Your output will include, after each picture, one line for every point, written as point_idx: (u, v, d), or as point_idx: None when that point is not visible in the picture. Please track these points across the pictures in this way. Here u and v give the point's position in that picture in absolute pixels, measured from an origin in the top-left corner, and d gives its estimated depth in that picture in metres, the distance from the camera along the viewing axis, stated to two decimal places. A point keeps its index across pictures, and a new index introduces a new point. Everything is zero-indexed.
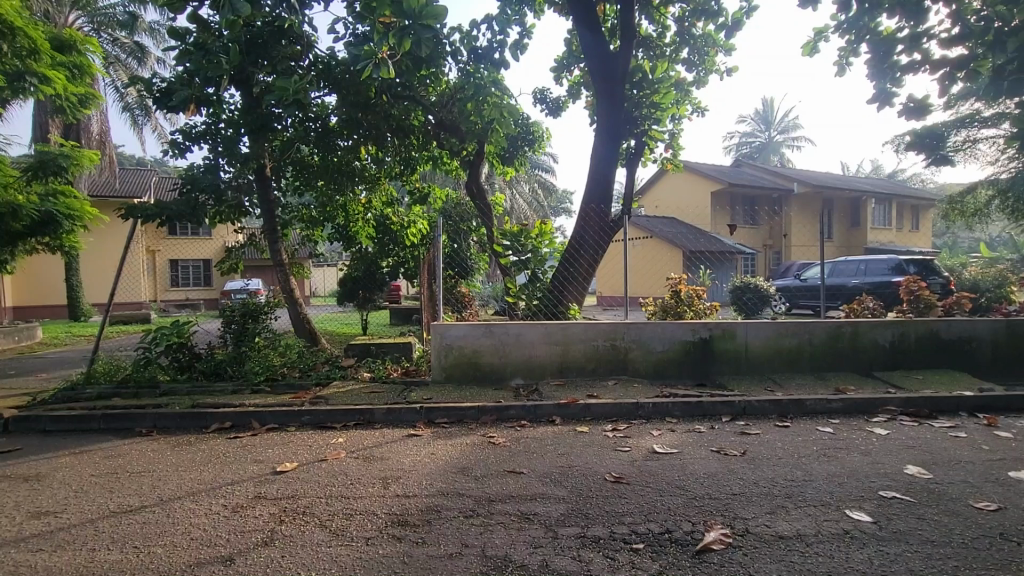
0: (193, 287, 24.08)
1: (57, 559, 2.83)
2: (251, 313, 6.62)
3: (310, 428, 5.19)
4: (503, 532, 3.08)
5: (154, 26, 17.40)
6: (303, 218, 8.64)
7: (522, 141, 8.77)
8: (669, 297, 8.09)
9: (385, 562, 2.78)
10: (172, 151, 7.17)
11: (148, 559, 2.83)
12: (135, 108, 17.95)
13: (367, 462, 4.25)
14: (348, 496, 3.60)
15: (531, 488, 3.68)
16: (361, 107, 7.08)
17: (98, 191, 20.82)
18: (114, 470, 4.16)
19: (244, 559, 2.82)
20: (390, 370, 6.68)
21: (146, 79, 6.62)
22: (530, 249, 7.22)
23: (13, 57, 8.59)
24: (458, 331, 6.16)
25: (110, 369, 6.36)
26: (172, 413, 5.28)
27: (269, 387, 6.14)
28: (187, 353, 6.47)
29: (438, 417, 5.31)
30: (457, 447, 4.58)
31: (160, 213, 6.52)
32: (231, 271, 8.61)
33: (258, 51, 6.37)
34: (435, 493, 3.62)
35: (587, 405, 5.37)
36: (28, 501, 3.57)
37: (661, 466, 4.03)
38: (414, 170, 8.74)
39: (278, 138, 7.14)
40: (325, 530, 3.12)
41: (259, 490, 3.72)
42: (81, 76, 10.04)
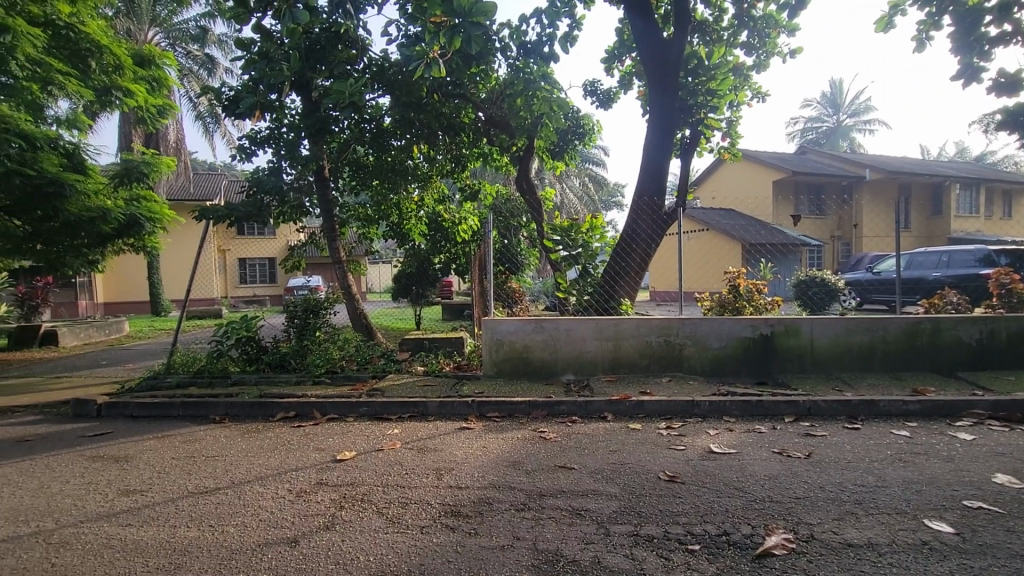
0: (261, 284, 25.51)
1: (144, 533, 3.08)
2: (313, 308, 6.95)
3: (367, 419, 5.38)
4: (555, 526, 3.07)
5: (222, 37, 18.46)
6: (359, 216, 9.00)
7: (573, 135, 8.63)
8: (726, 292, 7.80)
9: (439, 551, 2.84)
10: (239, 155, 7.61)
11: (222, 536, 3.03)
12: (206, 116, 19.17)
13: (421, 453, 4.35)
14: (404, 485, 3.71)
15: (584, 484, 3.66)
16: (413, 107, 7.22)
17: (176, 194, 22.43)
18: (191, 453, 4.48)
19: (308, 541, 2.96)
20: (443, 364, 6.82)
21: (215, 88, 7.03)
22: (581, 244, 7.15)
23: (101, 74, 9.42)
24: (510, 326, 6.19)
25: (187, 360, 6.85)
26: (242, 402, 5.62)
27: (329, 378, 6.42)
28: (254, 345, 6.86)
29: (490, 411, 5.38)
30: (509, 441, 4.62)
31: (229, 214, 6.93)
32: (293, 269, 9.01)
33: (317, 56, 6.63)
34: (487, 486, 3.67)
35: (640, 402, 5.27)
36: (119, 480, 3.91)
37: (719, 466, 3.90)
38: (465, 167, 8.74)
39: (335, 139, 7.39)
40: (383, 517, 3.23)
41: (321, 476, 3.90)
42: (160, 88, 10.76)
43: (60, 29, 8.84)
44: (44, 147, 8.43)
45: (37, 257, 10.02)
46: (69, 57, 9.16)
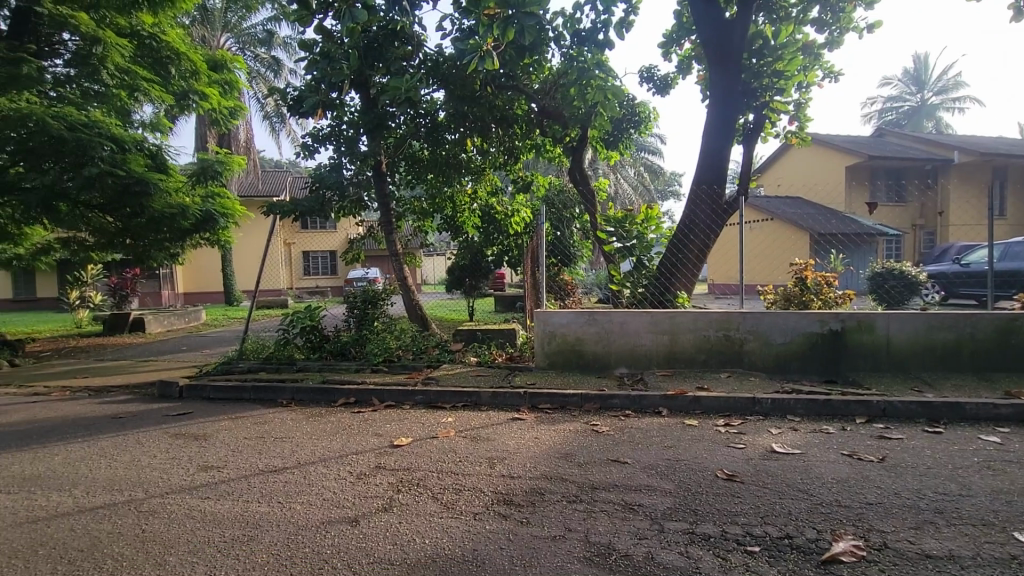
0: (323, 275, 26.69)
1: (221, 506, 3.33)
2: (371, 299, 7.23)
3: (422, 406, 5.54)
4: (607, 520, 3.05)
5: (287, 40, 19.34)
6: (415, 210, 9.15)
7: (628, 123, 8.43)
8: (792, 285, 7.42)
9: (492, 538, 2.89)
10: (303, 152, 7.97)
11: (289, 513, 3.22)
12: (272, 116, 20.18)
13: (474, 441, 4.43)
14: (457, 472, 3.79)
15: (637, 479, 3.60)
16: (467, 101, 7.26)
17: (246, 191, 23.84)
18: (262, 434, 4.78)
19: (368, 521, 3.10)
20: (495, 355, 6.91)
21: (281, 89, 7.37)
22: (636, 236, 7.00)
23: (180, 79, 10.12)
24: (562, 318, 6.17)
25: (257, 347, 7.29)
26: (306, 387, 5.92)
27: (386, 367, 6.65)
28: (317, 334, 7.20)
29: (541, 402, 5.40)
30: (561, 433, 4.62)
31: (294, 208, 7.32)
32: (353, 261, 9.36)
33: (374, 54, 6.83)
34: (539, 476, 3.69)
35: (697, 398, 5.13)
36: (198, 456, 4.23)
37: (782, 467, 3.74)
38: (518, 159, 8.76)
39: (393, 135, 7.59)
40: (437, 502, 3.33)
41: (380, 460, 4.05)
42: (231, 90, 11.45)
43: (145, 39, 9.65)
44: (131, 149, 8.93)
45: (127, 252, 11.07)
46: (152, 65, 9.87)
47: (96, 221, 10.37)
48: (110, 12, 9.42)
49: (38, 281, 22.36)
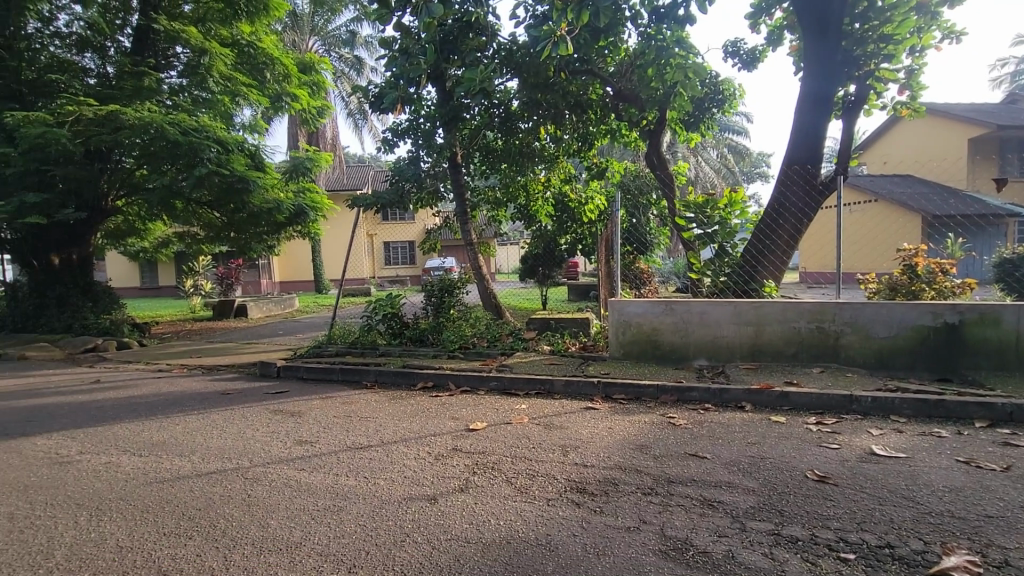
0: (402, 265, 27.85)
1: (314, 478, 3.60)
2: (447, 288, 7.45)
3: (496, 392, 5.65)
4: (684, 515, 2.96)
5: (368, 38, 20.18)
6: (489, 199, 9.39)
7: (710, 103, 7.96)
8: (899, 274, 6.73)
9: (565, 524, 2.91)
10: (383, 147, 8.33)
11: (374, 488, 3.42)
12: (356, 114, 21.18)
13: (548, 429, 4.46)
14: (531, 458, 3.84)
15: (717, 475, 3.46)
16: (541, 88, 7.18)
17: (333, 185, 25.36)
18: (349, 413, 5.11)
19: (446, 500, 3.23)
20: (568, 344, 6.90)
21: (363, 87, 7.70)
22: (718, 221, 6.60)
23: (275, 83, 10.99)
24: (638, 307, 6.02)
25: (344, 332, 7.78)
26: (389, 371, 6.23)
27: (462, 353, 6.84)
28: (398, 320, 7.54)
29: (616, 392, 5.32)
30: (636, 424, 4.53)
31: (376, 201, 7.64)
32: (430, 251, 9.67)
33: (449, 47, 6.89)
34: (613, 467, 3.65)
35: (785, 393, 4.82)
36: (294, 431, 4.60)
37: (883, 471, 3.43)
38: (592, 146, 8.61)
39: (467, 126, 7.67)
40: (512, 486, 3.40)
41: (456, 443, 4.19)
42: (319, 91, 12.21)
43: (244, 47, 10.51)
44: (233, 150, 9.68)
45: (232, 244, 12.20)
46: (249, 71, 10.72)
47: (206, 217, 11.52)
48: (215, 25, 10.52)
49: (160, 271, 25.16)
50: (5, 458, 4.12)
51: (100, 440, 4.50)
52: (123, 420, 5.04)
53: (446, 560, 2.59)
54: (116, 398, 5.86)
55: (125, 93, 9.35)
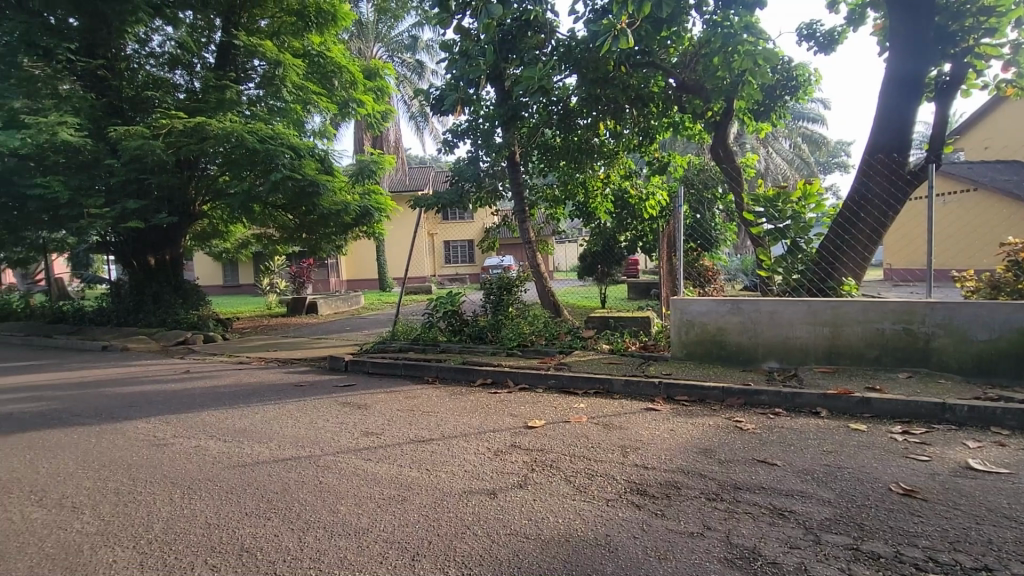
0: (462, 263, 28.34)
1: (379, 468, 3.74)
2: (506, 286, 7.52)
3: (555, 391, 5.63)
4: (751, 523, 2.83)
5: (429, 42, 20.68)
6: (547, 198, 9.42)
7: (782, 90, 7.51)
8: (1002, 271, 6.07)
9: (625, 525, 2.86)
10: (444, 147, 8.50)
11: (435, 480, 3.52)
12: (417, 117, 21.78)
13: (607, 429, 4.40)
14: (590, 458, 3.80)
15: (788, 483, 3.28)
16: (600, 83, 7.03)
17: (397, 186, 26.22)
18: (412, 407, 5.27)
19: (505, 495, 3.27)
20: (628, 343, 6.76)
21: (425, 91, 7.91)
22: (791, 215, 6.20)
23: (342, 90, 11.56)
24: (702, 306, 5.80)
25: (407, 329, 8.04)
26: (449, 366, 6.37)
27: (520, 351, 6.87)
28: (458, 318, 7.70)
29: (678, 394, 5.16)
30: (699, 427, 4.38)
31: (437, 201, 7.84)
32: (489, 249, 9.79)
33: (508, 46, 6.93)
34: (675, 469, 3.55)
35: (865, 399, 4.50)
36: (361, 423, 4.80)
37: (981, 487, 3.12)
38: (654, 140, 8.37)
39: (525, 125, 7.69)
40: (570, 484, 3.39)
41: (515, 440, 4.22)
42: (383, 96, 12.71)
43: (314, 57, 11.10)
44: (305, 155, 10.19)
45: (304, 244, 12.90)
46: (319, 79, 11.31)
47: (280, 219, 12.24)
48: (289, 37, 11.23)
49: (240, 270, 27.04)
50: (111, 439, 4.57)
51: (190, 425, 4.90)
52: (209, 408, 5.46)
53: (506, 555, 2.62)
54: (203, 388, 6.36)
55: (210, 105, 10.09)
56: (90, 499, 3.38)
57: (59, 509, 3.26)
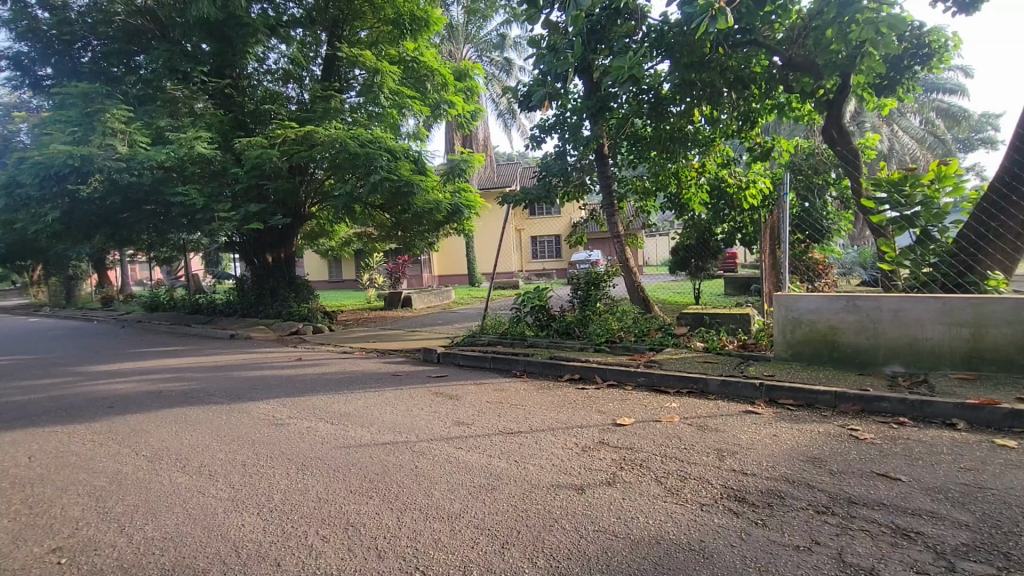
0: (549, 259, 28.38)
1: (469, 457, 3.87)
2: (594, 281, 7.44)
3: (645, 388, 5.47)
4: (869, 542, 2.57)
5: (517, 39, 20.87)
6: (637, 189, 9.13)
7: (910, 60, 6.63)
8: None
9: (721, 532, 2.72)
10: (531, 143, 8.54)
11: (523, 472, 3.57)
12: (505, 114, 22.08)
13: (702, 430, 4.20)
14: (683, 459, 3.65)
15: (915, 501, 2.93)
16: (696, 67, 6.55)
17: (485, 184, 26.83)
18: (501, 400, 5.38)
19: (593, 491, 3.24)
20: (725, 342, 6.40)
21: (513, 88, 7.97)
22: (921, 201, 5.51)
23: (435, 93, 12.08)
24: (811, 303, 5.33)
25: (495, 324, 8.21)
26: (537, 361, 6.41)
27: (608, 347, 6.74)
28: (546, 313, 7.74)
29: (782, 397, 4.79)
30: (807, 433, 4.04)
31: (524, 197, 7.91)
32: (576, 244, 9.69)
33: (597, 36, 6.79)
34: (778, 478, 3.30)
35: (1015, 411, 3.90)
36: (453, 412, 4.98)
37: None
38: (755, 124, 7.79)
39: (615, 116, 7.46)
40: (661, 485, 3.27)
41: (603, 436, 4.17)
42: (472, 96, 13.10)
43: (409, 62, 11.71)
44: (401, 157, 10.62)
45: (400, 242, 13.64)
46: (414, 84, 11.89)
47: (379, 218, 13.03)
48: (386, 45, 11.90)
49: (343, 267, 29.13)
50: (239, 417, 5.14)
51: (303, 408, 5.38)
52: (317, 393, 5.96)
53: (594, 551, 2.60)
54: (313, 374, 6.94)
55: (317, 115, 10.93)
56: (223, 469, 3.83)
57: (199, 475, 3.73)
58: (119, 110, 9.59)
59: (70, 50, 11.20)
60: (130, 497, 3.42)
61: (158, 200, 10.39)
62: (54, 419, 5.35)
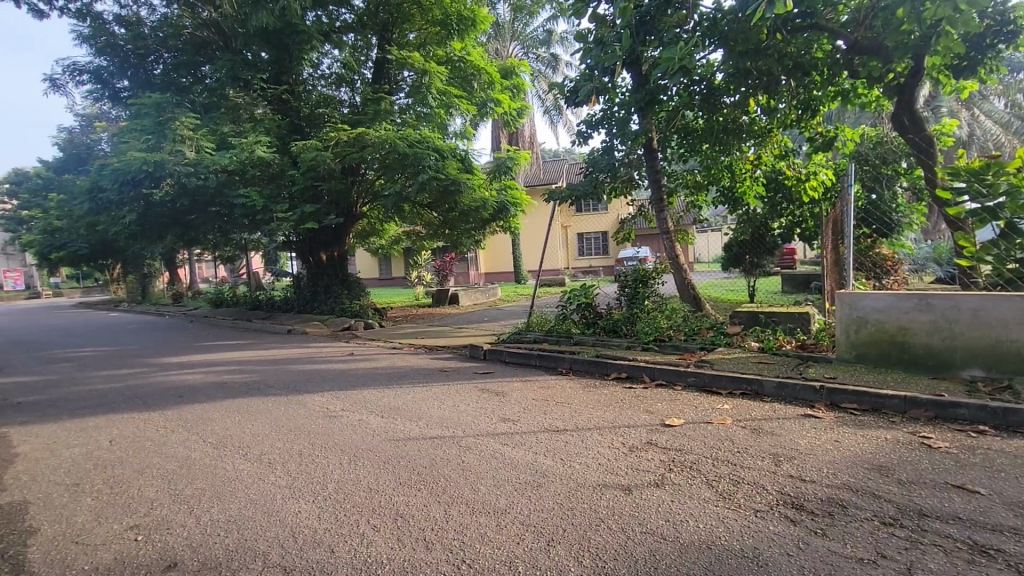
0: (595, 256, 28.05)
1: (515, 453, 3.88)
2: (642, 278, 7.29)
3: (695, 389, 5.32)
4: (943, 558, 2.38)
5: (564, 35, 20.71)
6: (688, 184, 8.89)
7: (993, 38, 6.07)
8: None
9: (777, 540, 2.60)
10: (578, 139, 8.46)
11: (569, 470, 3.54)
12: (551, 110, 21.96)
13: (756, 433, 4.04)
14: (736, 463, 3.52)
15: (995, 516, 2.70)
16: (751, 54, 6.26)
17: (531, 181, 26.82)
18: (547, 397, 5.37)
19: (640, 492, 3.17)
20: (782, 342, 6.13)
21: (559, 84, 7.90)
22: (1006, 191, 5.00)
23: (482, 92, 12.16)
24: (878, 301, 5.00)
25: (541, 321, 8.19)
26: (583, 359, 6.35)
27: (657, 346, 6.58)
28: (592, 310, 7.65)
29: (845, 400, 4.53)
30: (872, 440, 3.80)
31: (571, 194, 7.85)
32: (624, 240, 9.52)
33: (647, 28, 6.64)
34: (840, 486, 3.12)
35: None
36: (499, 409, 5.02)
37: None
38: (816, 113, 7.40)
39: (665, 109, 7.26)
40: (712, 489, 3.16)
41: (651, 437, 4.08)
42: (518, 94, 13.11)
43: (456, 62, 11.87)
44: (448, 156, 10.78)
45: (447, 239, 13.85)
46: (461, 83, 12.04)
47: (427, 216, 13.29)
48: (434, 46, 12.11)
49: (393, 264, 29.90)
50: (295, 408, 5.37)
51: (355, 401, 5.56)
52: (369, 387, 6.15)
53: (642, 553, 2.54)
54: (364, 369, 7.16)
55: (368, 117, 11.23)
56: (281, 457, 4.01)
57: (259, 463, 3.92)
58: (187, 118, 10.21)
59: (144, 63, 12.02)
60: (198, 481, 3.64)
61: (222, 202, 11.00)
62: (131, 407, 5.76)
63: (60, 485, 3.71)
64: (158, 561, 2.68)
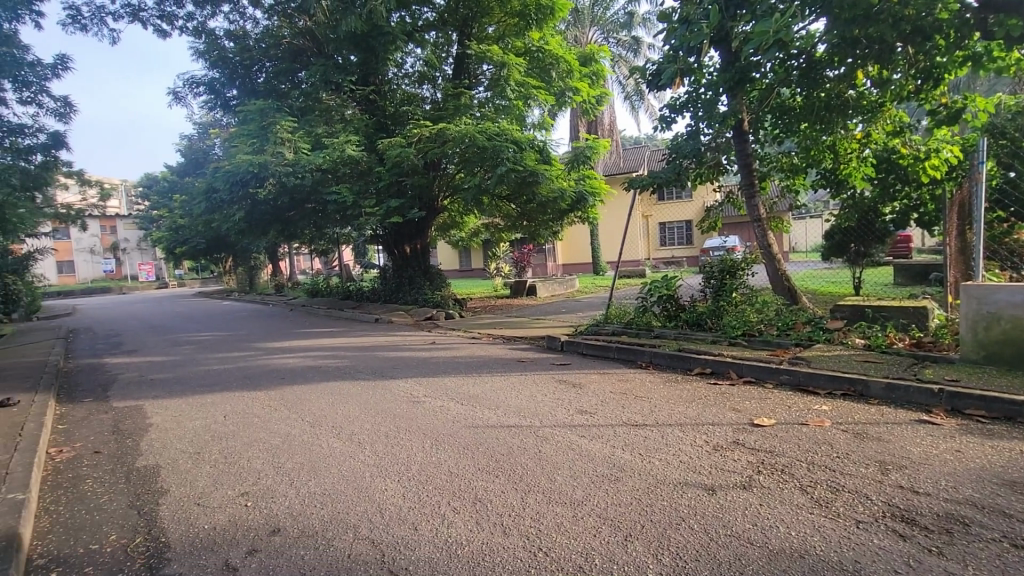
0: (679, 245, 26.95)
1: (592, 446, 3.82)
2: (729, 269, 6.91)
3: (789, 388, 4.94)
4: None
5: (646, 16, 19.93)
6: (783, 167, 8.36)
7: None
8: None
9: (884, 555, 2.35)
10: (660, 124, 8.12)
11: (649, 465, 3.44)
12: (632, 96, 21.28)
13: (860, 438, 3.68)
14: (835, 469, 3.23)
15: None
16: (860, 21, 5.63)
17: (611, 170, 26.23)
18: (626, 391, 5.24)
19: (725, 493, 3.01)
20: (892, 340, 5.54)
21: (641, 67, 7.58)
22: None
23: (560, 81, 12.02)
24: (1014, 294, 4.34)
25: (620, 313, 8.01)
26: (664, 352, 6.13)
27: (745, 340, 6.21)
28: (674, 303, 7.35)
29: (970, 407, 4.01)
30: (1004, 452, 3.33)
31: (652, 181, 7.57)
32: (710, 229, 9.02)
33: (737, 1, 6.21)
34: (962, 501, 2.77)
35: None
36: (576, 401, 4.97)
37: None
38: (939, 83, 6.53)
39: (757, 87, 6.77)
40: (807, 495, 2.93)
41: (738, 436, 3.85)
42: (598, 81, 12.81)
43: (534, 53, 11.86)
44: (526, 147, 10.79)
45: (525, 231, 13.92)
46: (539, 73, 11.99)
47: (505, 209, 13.40)
48: (512, 38, 12.28)
49: (473, 256, 30.60)
50: (381, 393, 5.66)
51: (436, 388, 5.76)
52: (449, 375, 6.34)
53: (726, 556, 2.41)
54: (445, 357, 7.40)
55: (449, 112, 11.51)
56: (369, 438, 4.25)
57: (350, 442, 4.18)
58: (286, 121, 11.02)
59: (249, 73, 13.12)
60: (297, 456, 3.95)
61: (317, 199, 11.79)
62: (241, 386, 6.37)
63: (185, 453, 4.18)
64: (264, 526, 2.94)
